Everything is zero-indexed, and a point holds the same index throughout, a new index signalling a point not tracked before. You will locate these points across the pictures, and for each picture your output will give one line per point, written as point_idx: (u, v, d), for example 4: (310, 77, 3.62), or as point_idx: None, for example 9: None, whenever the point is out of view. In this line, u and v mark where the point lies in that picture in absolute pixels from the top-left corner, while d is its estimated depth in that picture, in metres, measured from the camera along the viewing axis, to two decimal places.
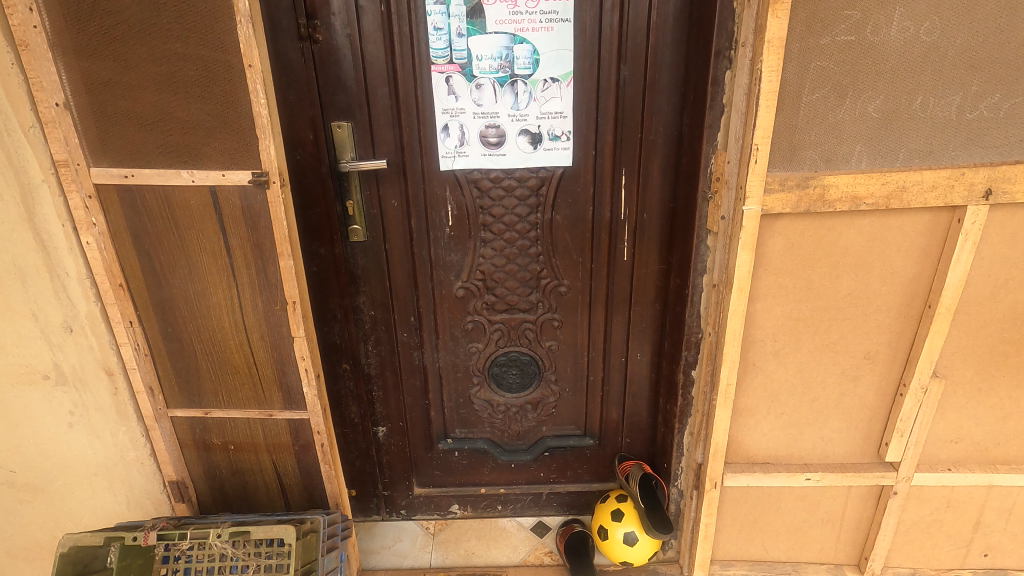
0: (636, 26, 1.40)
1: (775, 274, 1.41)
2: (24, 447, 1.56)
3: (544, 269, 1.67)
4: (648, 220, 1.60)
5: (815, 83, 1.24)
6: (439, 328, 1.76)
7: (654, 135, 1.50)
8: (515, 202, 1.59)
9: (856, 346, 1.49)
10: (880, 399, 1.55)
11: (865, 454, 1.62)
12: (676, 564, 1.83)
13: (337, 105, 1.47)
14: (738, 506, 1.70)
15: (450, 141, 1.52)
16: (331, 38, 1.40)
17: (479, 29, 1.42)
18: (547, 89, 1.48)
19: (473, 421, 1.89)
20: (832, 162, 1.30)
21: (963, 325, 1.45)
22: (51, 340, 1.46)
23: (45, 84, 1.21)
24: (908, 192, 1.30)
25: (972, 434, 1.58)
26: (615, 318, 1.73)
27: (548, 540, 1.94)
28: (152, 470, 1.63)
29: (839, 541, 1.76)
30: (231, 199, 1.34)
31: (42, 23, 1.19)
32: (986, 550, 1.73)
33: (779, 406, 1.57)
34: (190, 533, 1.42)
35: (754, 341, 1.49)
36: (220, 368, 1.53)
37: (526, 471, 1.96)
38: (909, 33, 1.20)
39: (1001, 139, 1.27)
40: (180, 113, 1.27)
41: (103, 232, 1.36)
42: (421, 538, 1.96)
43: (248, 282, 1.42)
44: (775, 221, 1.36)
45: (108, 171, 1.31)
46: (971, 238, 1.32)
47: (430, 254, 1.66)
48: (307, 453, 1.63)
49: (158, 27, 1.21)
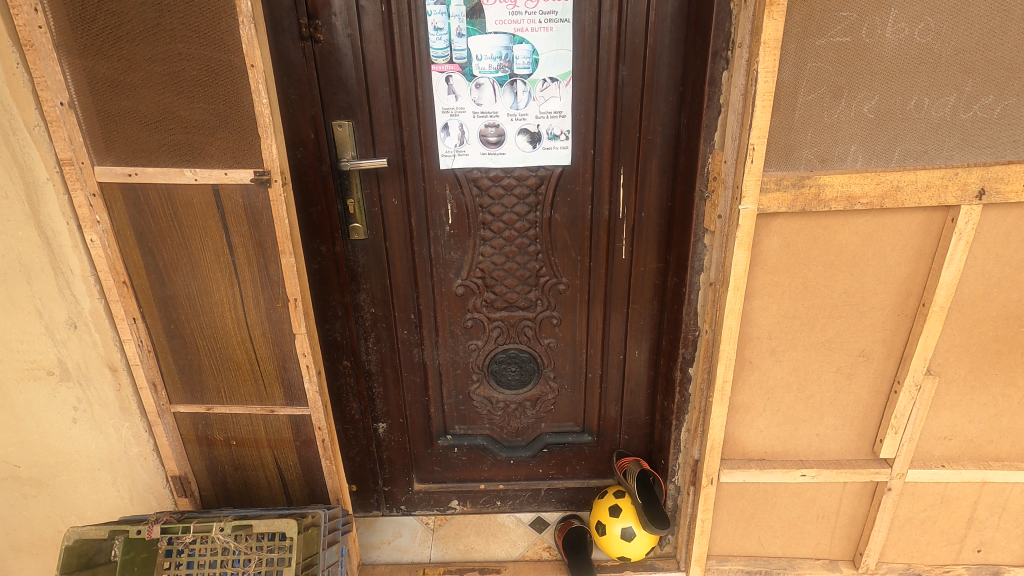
0: (635, 26, 1.42)
1: (771, 272, 1.43)
2: (28, 442, 1.58)
3: (544, 266, 1.69)
4: (646, 219, 1.61)
5: (811, 84, 1.25)
6: (439, 325, 1.77)
7: (652, 134, 1.52)
8: (515, 201, 1.61)
9: (852, 343, 1.50)
10: (875, 396, 1.57)
11: (861, 450, 1.64)
12: (673, 559, 1.85)
13: (338, 105, 1.48)
14: (734, 501, 1.72)
15: (450, 140, 1.54)
16: (332, 38, 1.42)
17: (479, 28, 1.43)
18: (546, 88, 1.49)
19: (472, 417, 1.91)
20: (827, 162, 1.31)
21: (957, 323, 1.46)
22: (56, 336, 1.48)
23: (49, 84, 1.23)
24: (902, 191, 1.32)
25: (966, 431, 1.59)
26: (614, 315, 1.75)
27: (547, 535, 1.95)
28: (155, 464, 1.65)
29: (834, 536, 1.78)
30: (233, 197, 1.36)
31: (47, 24, 1.20)
32: (980, 545, 1.75)
33: (775, 403, 1.59)
34: (193, 526, 1.44)
35: (750, 339, 1.51)
36: (221, 364, 1.54)
37: (525, 467, 1.98)
38: (904, 34, 1.21)
39: (995, 138, 1.29)
40: (183, 113, 1.29)
41: (107, 229, 1.38)
42: (421, 534, 1.98)
43: (250, 279, 1.44)
44: (770, 221, 1.38)
45: (112, 169, 1.33)
46: (965, 237, 1.34)
47: (430, 251, 1.67)
48: (308, 449, 1.65)
49: (162, 27, 1.22)
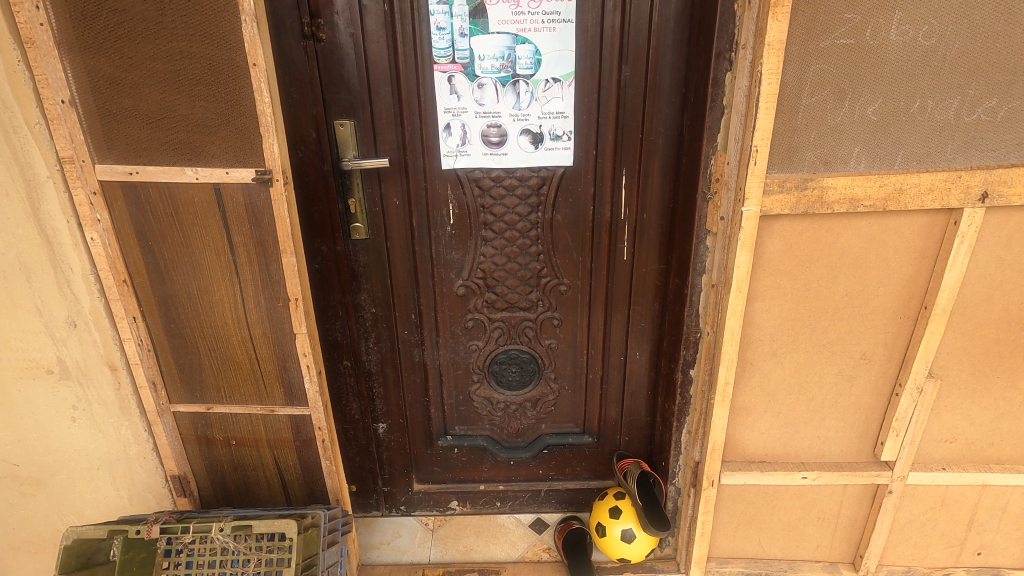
0: (638, 27, 1.41)
1: (773, 274, 1.43)
2: (26, 441, 1.57)
3: (544, 267, 1.68)
4: (647, 220, 1.61)
5: (815, 86, 1.25)
6: (439, 325, 1.77)
7: (655, 135, 1.51)
8: (515, 201, 1.60)
9: (854, 345, 1.50)
10: (876, 398, 1.57)
11: (861, 453, 1.64)
12: (673, 561, 1.85)
13: (340, 104, 1.48)
14: (735, 503, 1.72)
15: (452, 140, 1.53)
16: (334, 37, 1.41)
17: (481, 29, 1.43)
18: (548, 89, 1.49)
19: (472, 418, 1.91)
20: (830, 164, 1.31)
21: (960, 326, 1.46)
22: (55, 334, 1.47)
23: (51, 81, 1.22)
24: (906, 194, 1.32)
25: (967, 434, 1.59)
26: (614, 315, 1.75)
27: (547, 537, 1.95)
28: (154, 463, 1.65)
29: (835, 539, 1.78)
30: (234, 196, 1.35)
31: (48, 21, 1.19)
32: (980, 548, 1.75)
33: (777, 405, 1.59)
34: (192, 526, 1.43)
35: (751, 340, 1.51)
36: (221, 363, 1.54)
37: (525, 468, 1.98)
38: (908, 37, 1.21)
39: (998, 142, 1.29)
40: (184, 111, 1.28)
41: (107, 228, 1.37)
42: (420, 534, 1.98)
43: (250, 279, 1.44)
44: (773, 222, 1.38)
45: (113, 167, 1.32)
46: (967, 240, 1.34)
47: (431, 252, 1.67)
48: (308, 449, 1.64)
49: (164, 26, 1.22)
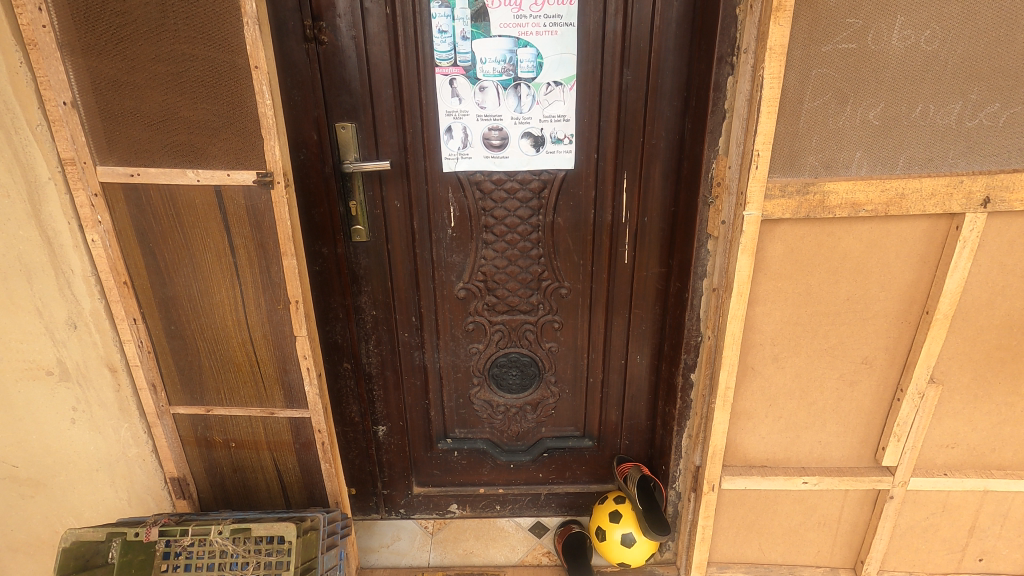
0: (639, 30, 1.41)
1: (774, 278, 1.43)
2: (25, 442, 1.57)
3: (545, 271, 1.68)
4: (649, 223, 1.61)
5: (816, 91, 1.25)
6: (439, 328, 1.77)
7: (656, 139, 1.51)
8: (516, 204, 1.60)
9: (855, 350, 1.50)
10: (877, 403, 1.56)
11: (862, 458, 1.64)
12: (673, 566, 1.84)
13: (341, 106, 1.48)
14: (735, 507, 1.72)
15: (453, 143, 1.53)
16: (336, 39, 1.41)
17: (483, 32, 1.43)
18: (549, 92, 1.49)
19: (472, 421, 1.90)
20: (832, 168, 1.31)
21: (962, 331, 1.46)
22: (55, 335, 1.47)
23: (54, 83, 1.23)
24: (907, 199, 1.31)
25: (968, 439, 1.59)
26: (615, 319, 1.74)
27: (547, 541, 1.95)
28: (153, 465, 1.64)
29: (835, 544, 1.77)
30: (235, 198, 1.35)
31: (51, 23, 1.19)
32: (982, 554, 1.74)
33: (778, 409, 1.58)
34: (191, 529, 1.43)
35: (752, 345, 1.50)
36: (221, 365, 1.54)
37: (525, 472, 1.97)
38: (910, 42, 1.21)
39: (1000, 146, 1.28)
40: (186, 113, 1.28)
41: (108, 229, 1.37)
42: (419, 537, 1.97)
43: (251, 281, 1.43)
44: (775, 226, 1.37)
45: (115, 169, 1.32)
46: (970, 245, 1.33)
47: (432, 254, 1.67)
48: (307, 452, 1.64)
49: (166, 28, 1.22)
